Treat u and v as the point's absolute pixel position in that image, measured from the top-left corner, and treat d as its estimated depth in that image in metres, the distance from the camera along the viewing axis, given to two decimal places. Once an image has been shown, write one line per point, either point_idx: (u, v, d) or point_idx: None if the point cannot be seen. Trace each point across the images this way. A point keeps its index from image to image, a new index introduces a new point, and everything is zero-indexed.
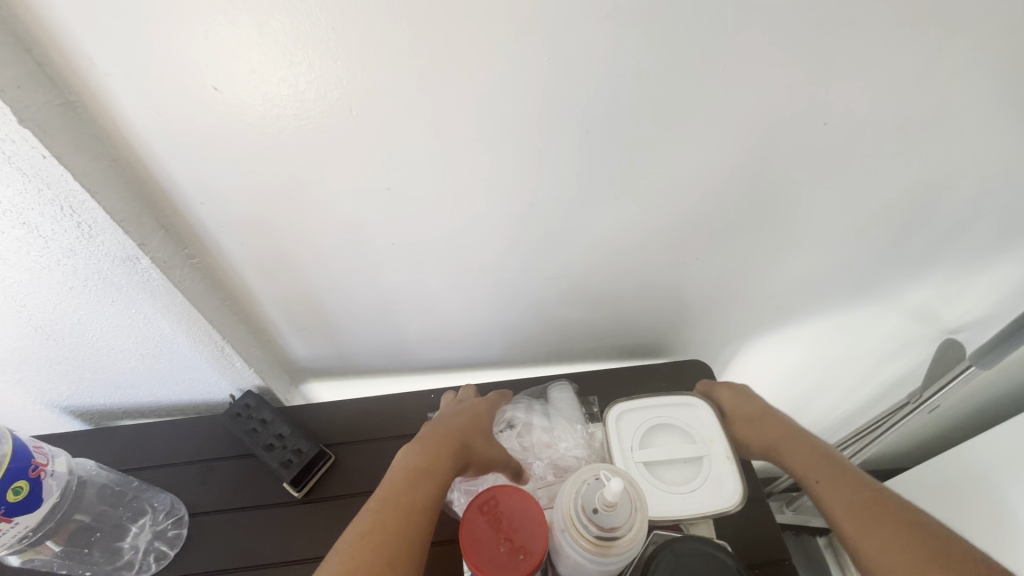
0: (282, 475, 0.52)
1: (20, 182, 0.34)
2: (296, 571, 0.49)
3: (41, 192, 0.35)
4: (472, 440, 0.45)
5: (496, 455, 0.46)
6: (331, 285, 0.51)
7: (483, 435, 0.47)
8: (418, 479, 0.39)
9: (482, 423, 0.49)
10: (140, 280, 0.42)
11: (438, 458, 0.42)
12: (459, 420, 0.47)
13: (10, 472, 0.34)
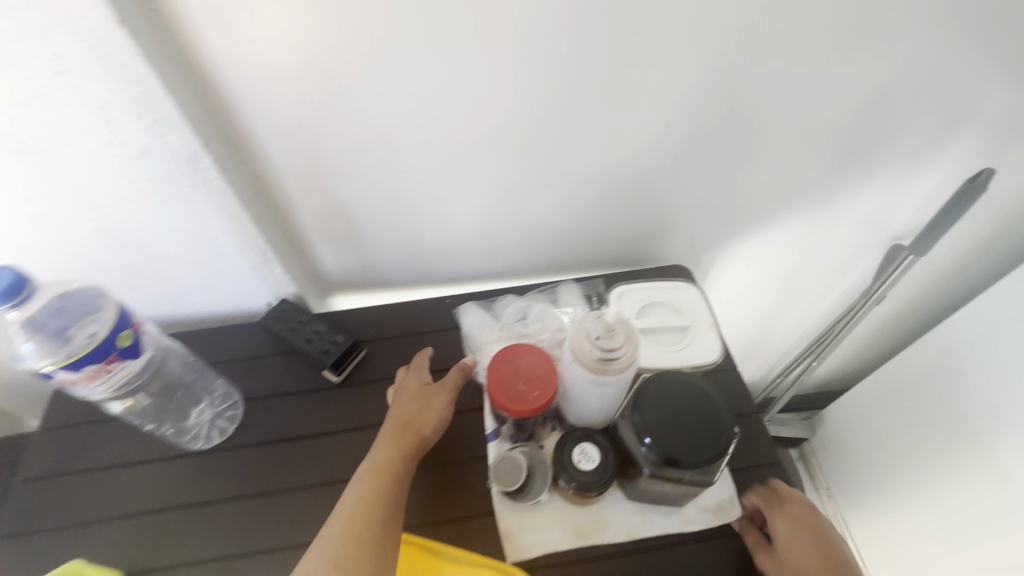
0: (322, 363, 0.59)
1: (111, 80, 0.40)
2: (341, 438, 0.56)
3: (126, 91, 0.41)
4: (415, 419, 0.51)
5: (438, 413, 0.52)
6: (359, 194, 0.58)
7: (422, 406, 0.53)
8: (384, 479, 0.46)
9: (422, 404, 0.53)
10: (200, 179, 0.49)
11: (394, 456, 0.48)
12: (402, 407, 0.52)
13: (118, 324, 0.40)
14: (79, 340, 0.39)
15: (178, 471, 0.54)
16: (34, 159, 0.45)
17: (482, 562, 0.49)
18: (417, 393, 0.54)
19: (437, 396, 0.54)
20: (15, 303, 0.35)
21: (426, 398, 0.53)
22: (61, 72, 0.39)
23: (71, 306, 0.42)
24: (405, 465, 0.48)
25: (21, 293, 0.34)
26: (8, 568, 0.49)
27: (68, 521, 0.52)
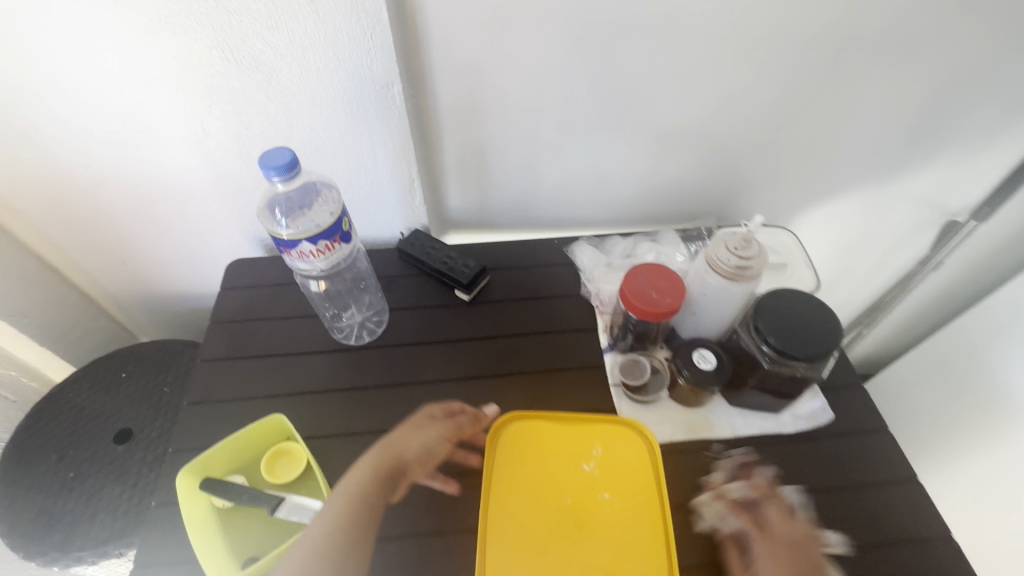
0: (456, 283, 0.68)
1: (349, 7, 0.48)
2: (473, 344, 0.64)
3: (356, 18, 0.49)
4: (402, 443, 0.54)
5: (425, 444, 0.54)
6: (497, 134, 0.66)
7: (413, 434, 0.55)
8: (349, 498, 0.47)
9: (411, 439, 0.54)
10: (383, 106, 0.57)
11: (368, 477, 0.49)
12: (399, 430, 0.55)
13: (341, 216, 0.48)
14: (319, 220, 0.49)
15: (333, 361, 0.62)
16: (261, 76, 0.54)
17: (597, 418, 0.51)
18: (418, 422, 0.56)
19: (429, 430, 0.55)
20: (286, 176, 0.43)
21: (421, 427, 0.56)
22: None
23: (301, 195, 0.53)
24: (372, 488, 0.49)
25: (293, 169, 0.43)
26: (194, 428, 0.57)
27: (242, 395, 0.59)
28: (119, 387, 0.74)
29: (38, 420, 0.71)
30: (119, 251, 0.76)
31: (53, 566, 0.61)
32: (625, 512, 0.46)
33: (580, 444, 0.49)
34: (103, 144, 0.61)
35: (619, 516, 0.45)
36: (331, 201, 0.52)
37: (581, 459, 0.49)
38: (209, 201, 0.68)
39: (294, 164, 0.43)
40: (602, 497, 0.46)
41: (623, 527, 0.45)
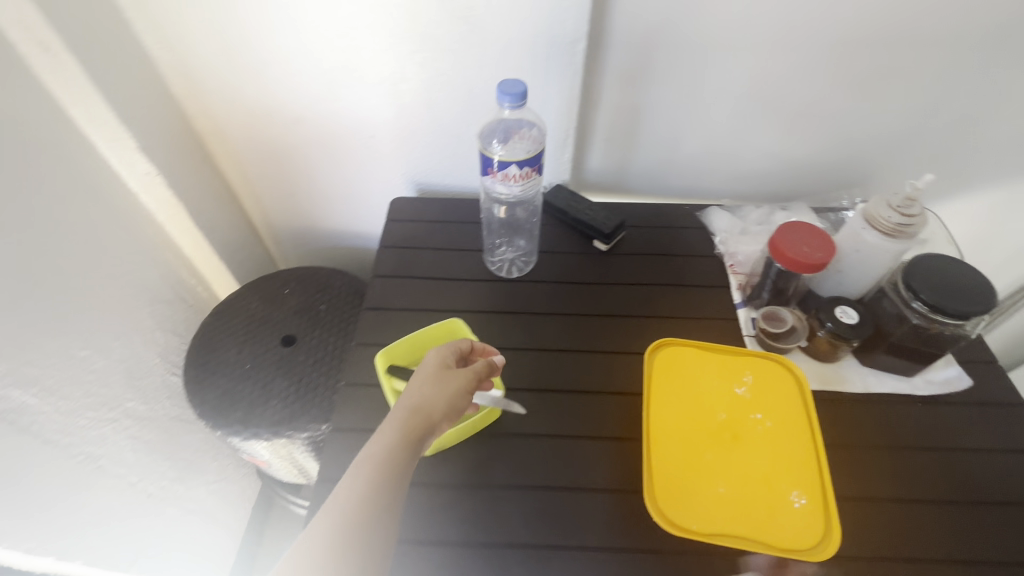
0: (594, 235, 0.73)
1: None
2: (612, 289, 0.69)
3: None
4: (424, 405, 0.48)
5: (451, 400, 0.48)
6: (651, 100, 0.72)
7: (433, 391, 0.49)
8: (374, 472, 0.44)
9: (435, 394, 0.48)
10: (566, 62, 0.64)
11: (393, 441, 0.46)
12: (416, 387, 0.49)
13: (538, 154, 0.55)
14: (521, 150, 0.57)
15: (488, 288, 0.69)
16: (467, 27, 0.62)
17: (740, 354, 0.59)
18: (433, 376, 0.50)
19: (451, 383, 0.50)
20: (515, 105, 0.52)
21: (440, 380, 0.50)
22: None
23: (503, 130, 0.62)
24: (399, 455, 0.45)
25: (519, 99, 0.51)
26: (370, 328, 0.65)
27: (409, 306, 0.68)
28: (282, 300, 0.85)
29: (218, 319, 0.82)
30: (292, 183, 0.87)
31: (235, 436, 0.73)
32: (775, 430, 0.53)
33: (730, 373, 0.57)
34: (314, 82, 0.71)
35: (769, 433, 0.53)
36: (532, 139, 0.60)
37: (732, 384, 0.56)
38: (383, 142, 0.78)
39: (524, 95, 0.51)
40: (754, 416, 0.54)
41: (775, 442, 0.52)
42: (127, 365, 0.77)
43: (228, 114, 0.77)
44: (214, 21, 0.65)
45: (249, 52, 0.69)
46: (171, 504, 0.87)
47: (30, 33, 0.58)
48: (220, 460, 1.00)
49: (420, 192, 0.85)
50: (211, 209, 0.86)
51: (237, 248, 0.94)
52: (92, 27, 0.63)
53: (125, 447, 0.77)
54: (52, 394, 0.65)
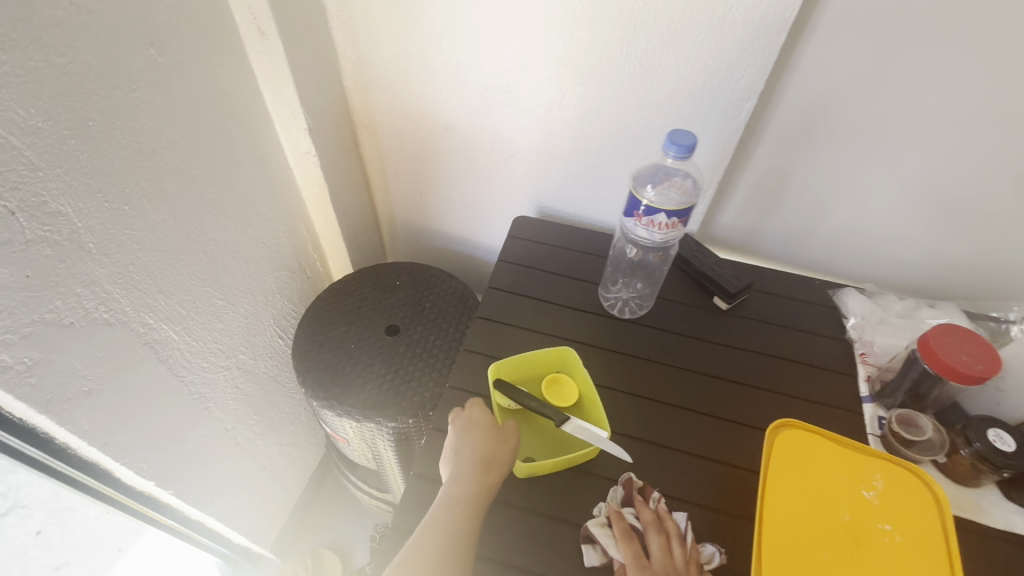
0: (716, 291, 0.71)
1: (751, 26, 0.56)
2: (727, 349, 0.67)
3: (754, 38, 0.57)
4: (490, 458, 0.52)
5: (511, 449, 0.53)
6: (805, 168, 0.70)
7: (495, 445, 0.52)
8: (466, 528, 0.47)
9: (496, 447, 0.52)
10: (728, 117, 0.64)
11: (470, 499, 0.49)
12: (472, 445, 0.52)
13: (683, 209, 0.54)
14: (673, 199, 0.59)
15: (599, 322, 0.69)
16: (639, 69, 0.63)
17: (875, 453, 0.54)
18: (487, 432, 0.54)
19: (505, 435, 0.54)
20: (679, 154, 0.53)
21: (496, 433, 0.53)
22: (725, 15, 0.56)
23: (658, 175, 0.63)
24: (481, 508, 0.49)
25: (685, 148, 0.52)
26: (479, 337, 0.67)
27: (519, 323, 0.69)
28: (392, 290, 0.89)
29: (332, 296, 0.88)
30: (425, 184, 0.92)
31: (327, 410, 0.76)
32: (905, 549, 0.48)
33: (856, 473, 0.52)
34: (476, 96, 0.75)
35: (898, 550, 0.48)
36: (685, 189, 0.61)
37: (858, 485, 0.52)
38: (522, 161, 0.81)
39: (692, 150, 0.52)
40: (882, 527, 0.49)
41: (903, 561, 0.47)
42: (248, 321, 0.83)
43: (387, 112, 0.83)
44: (403, 29, 0.71)
45: (422, 61, 0.73)
46: (249, 456, 0.93)
47: (252, 18, 0.65)
48: (296, 425, 1.05)
49: (542, 213, 0.87)
50: (349, 194, 0.92)
51: (360, 233, 1.00)
52: (303, 21, 0.70)
53: (229, 395, 0.83)
54: (189, 334, 0.71)
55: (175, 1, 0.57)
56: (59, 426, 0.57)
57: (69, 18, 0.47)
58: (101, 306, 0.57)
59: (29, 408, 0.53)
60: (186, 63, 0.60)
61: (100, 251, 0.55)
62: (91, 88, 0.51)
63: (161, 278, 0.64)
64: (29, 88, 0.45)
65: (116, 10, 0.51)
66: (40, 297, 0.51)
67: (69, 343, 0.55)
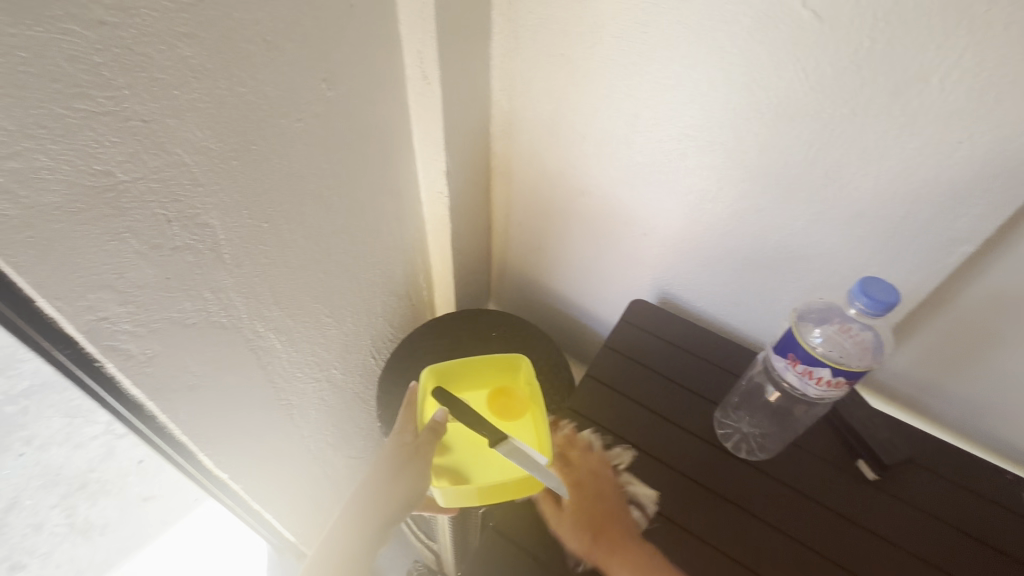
0: (861, 453, 0.61)
1: (989, 163, 0.46)
2: (861, 532, 0.56)
3: (991, 177, 0.47)
4: (389, 491, 0.59)
5: (406, 488, 0.58)
6: (1020, 332, 0.56)
7: (395, 478, 0.59)
8: (358, 543, 0.59)
9: (396, 479, 0.58)
10: (928, 254, 0.54)
11: (367, 517, 0.60)
12: (379, 471, 0.60)
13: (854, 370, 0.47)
14: (850, 356, 0.52)
15: (709, 453, 0.62)
16: (822, 180, 0.55)
17: None
18: (395, 462, 0.59)
19: (407, 473, 0.58)
20: (868, 308, 0.47)
21: (401, 467, 0.59)
22: (958, 143, 0.46)
23: (833, 317, 0.57)
24: (374, 528, 0.59)
25: (879, 304, 0.46)
26: (572, 433, 0.64)
27: (616, 428, 0.64)
28: (487, 340, 0.86)
29: (430, 331, 0.87)
30: (547, 241, 0.88)
31: None
32: None
33: None
34: (620, 168, 0.69)
35: None
36: (864, 345, 0.54)
37: None
38: (656, 243, 0.74)
39: (891, 309, 0.46)
40: None
41: None
42: (348, 339, 0.85)
43: (525, 165, 0.81)
44: (562, 91, 0.68)
45: (574, 124, 0.70)
46: (318, 463, 0.95)
47: (420, 63, 0.66)
48: (367, 440, 1.07)
49: (662, 299, 0.80)
50: (471, 236, 0.92)
51: (472, 272, 0.99)
52: (471, 73, 0.70)
53: (314, 405, 0.85)
54: (291, 345, 0.74)
55: (355, 44, 0.59)
56: (162, 412, 0.60)
57: (258, 53, 0.50)
58: (222, 311, 0.60)
59: (141, 393, 0.57)
60: (351, 100, 0.63)
61: (234, 261, 0.58)
62: (265, 116, 0.54)
63: (281, 292, 0.67)
64: (211, 114, 0.49)
65: (301, 48, 0.54)
66: (173, 297, 0.54)
67: (186, 341, 0.58)
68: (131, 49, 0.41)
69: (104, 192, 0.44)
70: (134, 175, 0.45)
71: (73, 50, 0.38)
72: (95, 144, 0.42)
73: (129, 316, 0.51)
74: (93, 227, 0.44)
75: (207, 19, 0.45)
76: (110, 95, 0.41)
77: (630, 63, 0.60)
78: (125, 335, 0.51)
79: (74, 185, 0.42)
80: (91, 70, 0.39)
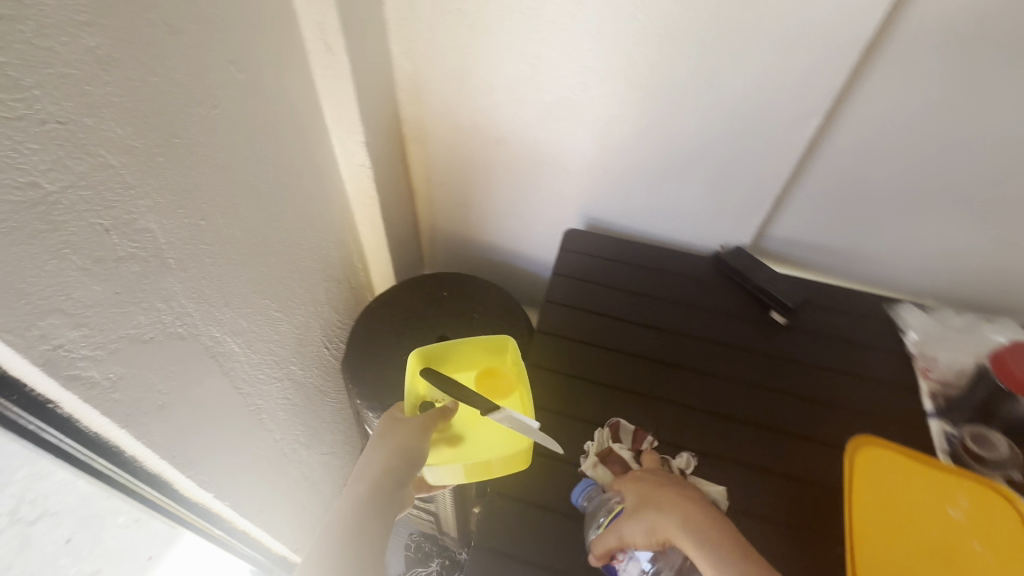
0: (770, 305, 0.75)
1: (818, 50, 0.59)
2: (780, 361, 0.71)
3: (822, 61, 0.60)
4: (383, 459, 0.57)
5: (399, 449, 0.58)
6: (857, 182, 0.73)
7: (385, 443, 0.58)
8: (355, 526, 0.54)
9: (390, 444, 0.58)
10: (789, 133, 0.67)
11: (363, 491, 0.57)
12: (374, 445, 0.59)
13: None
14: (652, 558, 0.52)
15: (658, 337, 0.73)
16: (704, 86, 0.65)
17: (944, 469, 0.58)
18: (387, 430, 0.60)
19: (400, 435, 0.59)
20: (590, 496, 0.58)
21: (392, 431, 0.60)
22: (796, 36, 0.59)
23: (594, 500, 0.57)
24: (373, 501, 0.56)
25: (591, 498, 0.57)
26: (544, 353, 0.71)
27: (583, 338, 0.73)
28: (438, 301, 0.90)
29: (381, 306, 0.88)
30: (471, 195, 0.93)
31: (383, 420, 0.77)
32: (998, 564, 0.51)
33: (940, 493, 0.56)
34: (531, 108, 0.75)
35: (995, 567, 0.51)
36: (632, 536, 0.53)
37: (945, 504, 0.56)
38: (574, 173, 0.81)
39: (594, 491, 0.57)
40: (974, 547, 0.53)
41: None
42: (300, 332, 0.83)
43: (439, 125, 0.84)
44: (463, 44, 0.71)
45: (481, 75, 0.74)
46: (294, 467, 0.93)
47: (321, 34, 0.66)
48: (335, 433, 1.06)
49: (588, 225, 0.89)
50: (396, 207, 0.94)
51: (403, 243, 1.01)
52: (371, 38, 0.71)
53: (280, 405, 0.83)
54: (248, 346, 0.71)
55: (252, 19, 0.58)
56: (134, 440, 0.57)
57: (164, 37, 0.48)
58: (177, 320, 0.58)
59: (110, 422, 0.53)
60: (259, 80, 0.61)
61: (179, 265, 0.56)
62: (181, 105, 0.51)
63: (229, 291, 0.65)
64: (128, 108, 0.46)
65: (203, 29, 0.52)
66: (126, 312, 0.51)
67: (148, 357, 0.55)
68: (34, 45, 0.38)
69: (35, 205, 0.40)
70: (62, 184, 0.42)
71: None
72: (15, 153, 0.38)
73: (86, 340, 0.47)
74: (30, 247, 0.41)
75: (105, 4, 0.42)
76: (21, 97, 0.38)
77: (527, 6, 0.65)
78: (85, 361, 0.48)
79: (4, 202, 0.38)
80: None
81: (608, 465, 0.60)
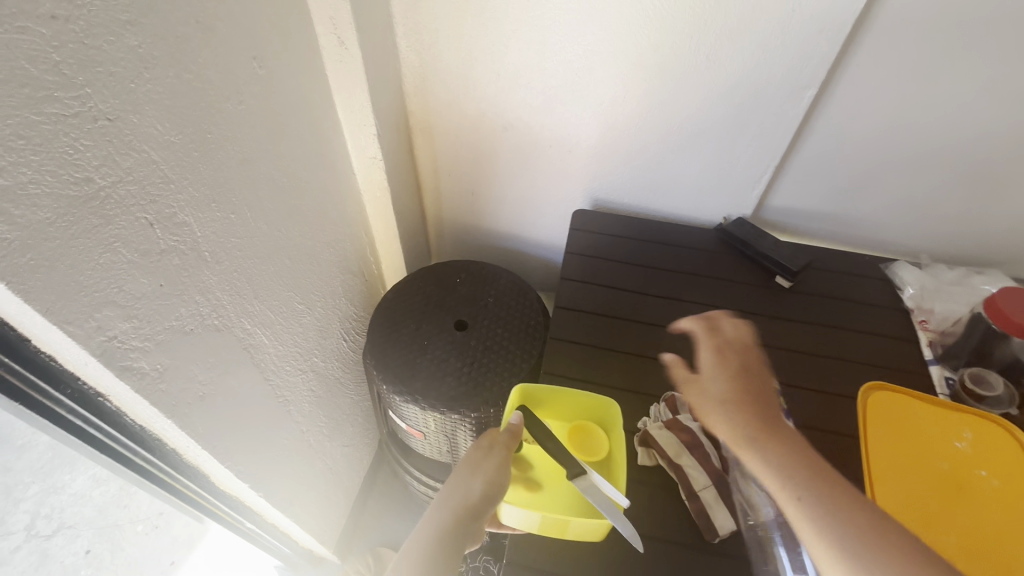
0: (775, 271, 0.79)
1: (812, 24, 0.63)
2: (787, 322, 0.75)
3: (816, 34, 0.63)
4: (470, 493, 0.56)
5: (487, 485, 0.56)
6: (850, 149, 0.77)
7: (471, 474, 0.57)
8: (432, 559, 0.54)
9: (476, 478, 0.56)
10: (786, 105, 0.71)
11: (446, 524, 0.56)
12: (459, 475, 0.57)
13: None
14: None
15: (672, 306, 0.76)
16: (705, 64, 0.69)
17: (953, 409, 0.64)
18: (473, 461, 0.57)
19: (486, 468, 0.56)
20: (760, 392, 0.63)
21: (478, 462, 0.57)
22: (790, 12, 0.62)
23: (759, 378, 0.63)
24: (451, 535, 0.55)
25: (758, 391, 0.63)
26: (565, 328, 0.74)
27: (601, 312, 0.76)
28: (453, 287, 0.92)
29: (398, 295, 0.91)
30: (479, 183, 0.95)
31: (410, 403, 0.79)
32: (1000, 487, 0.57)
33: (945, 428, 0.62)
34: (537, 94, 0.78)
35: (997, 489, 0.57)
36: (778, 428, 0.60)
37: (950, 438, 0.61)
38: (580, 155, 0.84)
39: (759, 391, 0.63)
40: (979, 472, 0.58)
41: (1007, 497, 0.57)
42: (321, 324, 0.85)
43: (446, 115, 0.86)
44: (470, 34, 0.74)
45: (487, 64, 0.77)
46: (319, 458, 0.95)
47: (334, 29, 0.68)
48: (355, 425, 1.08)
49: (594, 206, 0.92)
50: (406, 198, 0.96)
51: (412, 234, 1.03)
52: (380, 32, 0.73)
53: (305, 397, 0.85)
54: (276, 338, 0.73)
55: (271, 15, 0.59)
56: (179, 431, 0.58)
57: (195, 35, 0.49)
58: (213, 312, 0.59)
59: (158, 413, 0.55)
60: (278, 76, 0.63)
61: (213, 258, 0.58)
62: (212, 101, 0.53)
63: (258, 283, 0.66)
64: (166, 105, 0.48)
65: (230, 27, 0.53)
66: (170, 304, 0.53)
67: (189, 349, 0.57)
68: (84, 45, 0.39)
69: (90, 200, 0.42)
70: (112, 180, 0.44)
71: (32, 51, 0.36)
72: (71, 150, 0.40)
73: (136, 332, 0.49)
74: (87, 240, 0.43)
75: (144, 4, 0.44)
76: (76, 95, 0.39)
77: None
78: (135, 352, 0.50)
79: (64, 197, 0.40)
80: (53, 70, 0.38)
81: (674, 433, 0.63)
